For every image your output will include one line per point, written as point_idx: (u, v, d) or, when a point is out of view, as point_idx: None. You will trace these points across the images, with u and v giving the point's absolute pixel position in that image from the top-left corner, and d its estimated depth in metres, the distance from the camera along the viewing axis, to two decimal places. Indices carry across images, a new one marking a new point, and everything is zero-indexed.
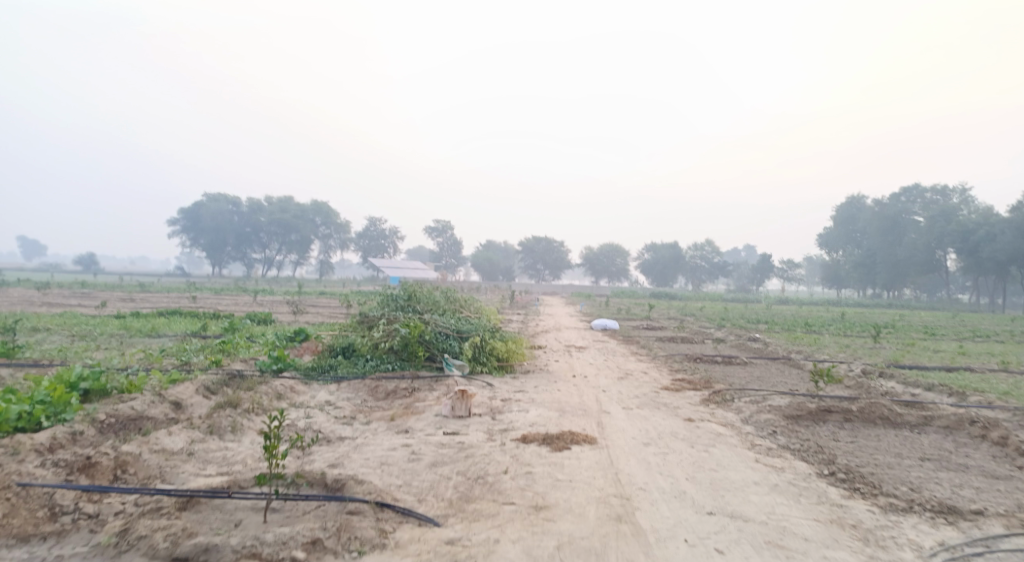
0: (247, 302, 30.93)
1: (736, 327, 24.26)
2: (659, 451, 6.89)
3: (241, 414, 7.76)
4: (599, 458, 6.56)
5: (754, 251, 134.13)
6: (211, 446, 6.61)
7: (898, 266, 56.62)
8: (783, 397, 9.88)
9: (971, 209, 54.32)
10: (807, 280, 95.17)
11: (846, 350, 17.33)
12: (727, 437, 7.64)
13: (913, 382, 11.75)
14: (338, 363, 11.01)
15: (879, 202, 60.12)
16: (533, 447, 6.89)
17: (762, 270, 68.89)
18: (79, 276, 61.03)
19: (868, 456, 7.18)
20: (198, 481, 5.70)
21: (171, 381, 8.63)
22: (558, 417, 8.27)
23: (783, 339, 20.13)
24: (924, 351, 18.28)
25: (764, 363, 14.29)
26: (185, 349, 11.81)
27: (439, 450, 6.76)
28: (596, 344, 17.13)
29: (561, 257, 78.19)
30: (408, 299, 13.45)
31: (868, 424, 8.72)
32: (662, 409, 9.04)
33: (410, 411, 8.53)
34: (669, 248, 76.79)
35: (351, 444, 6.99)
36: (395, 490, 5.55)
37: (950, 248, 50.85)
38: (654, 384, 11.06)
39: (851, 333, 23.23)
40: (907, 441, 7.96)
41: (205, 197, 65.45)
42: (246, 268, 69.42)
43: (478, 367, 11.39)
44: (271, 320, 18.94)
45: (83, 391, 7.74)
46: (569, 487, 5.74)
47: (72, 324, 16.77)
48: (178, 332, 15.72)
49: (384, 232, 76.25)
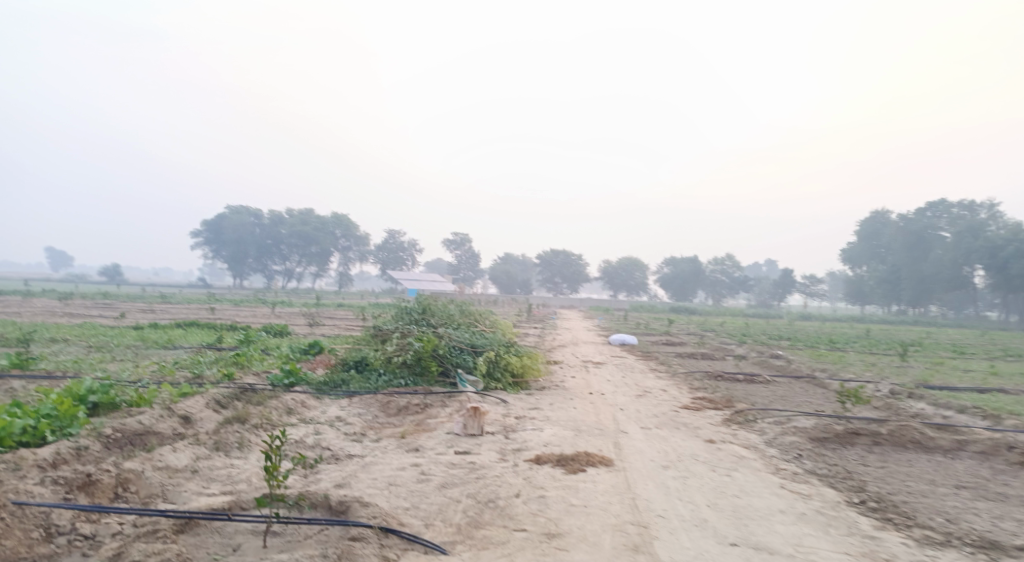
0: (265, 314, 31.07)
1: (757, 343, 23.77)
2: (678, 475, 6.61)
3: (248, 430, 7.63)
4: (615, 482, 6.29)
5: (774, 266, 132.41)
6: (216, 464, 6.45)
7: (924, 282, 55.49)
8: (808, 417, 9.51)
9: (999, 224, 53.11)
10: (830, 295, 93.70)
11: (871, 369, 16.81)
12: (749, 460, 7.32)
13: (943, 404, 11.29)
14: (350, 377, 10.84)
15: (903, 217, 59.03)
16: (546, 469, 6.64)
17: (783, 285, 67.93)
18: (103, 286, 61.87)
19: (899, 483, 6.81)
20: (200, 501, 5.53)
21: (181, 395, 8.52)
22: (573, 437, 8.01)
23: (806, 356, 19.64)
24: (953, 371, 17.70)
25: (787, 382, 13.86)
26: (198, 361, 11.72)
27: (449, 470, 6.54)
28: (614, 360, 16.81)
29: (579, 271, 77.87)
30: (422, 312, 13.27)
31: (898, 449, 8.33)
32: (682, 429, 8.73)
33: (420, 428, 8.32)
34: (689, 262, 76.18)
35: (359, 462, 6.78)
36: (401, 514, 5.34)
37: (978, 264, 49.73)
38: (674, 402, 10.75)
39: (876, 351, 22.59)
40: (941, 467, 7.57)
41: (228, 209, 66.20)
42: (267, 280, 69.91)
43: (493, 383, 11.16)
44: (287, 332, 18.88)
45: (92, 405, 7.66)
46: (584, 513, 5.48)
47: (90, 335, 16.82)
48: (194, 344, 15.69)
49: (402, 245, 76.56)
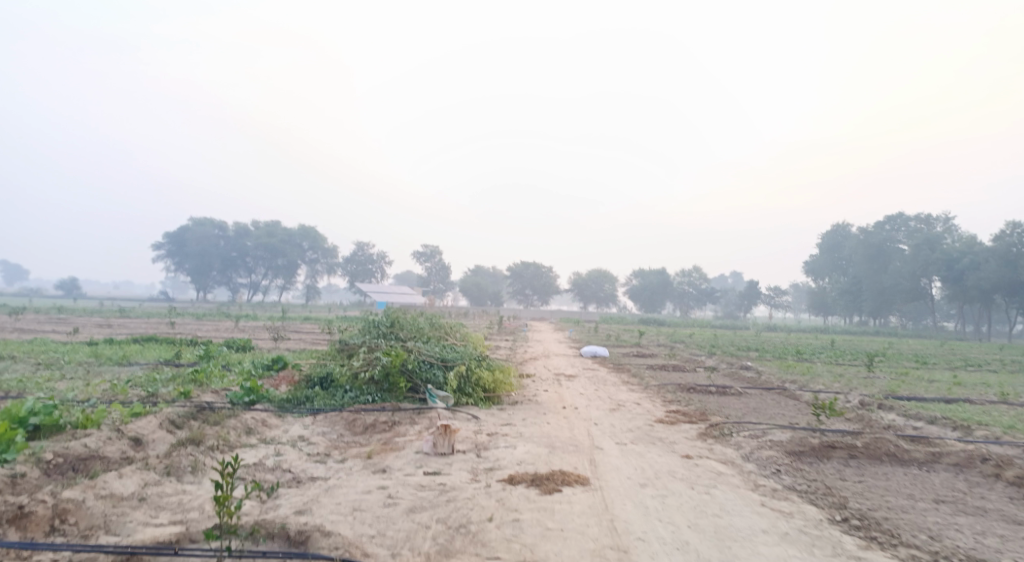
0: (228, 328, 30.18)
1: (726, 355, 23.81)
2: (657, 494, 6.38)
3: (203, 453, 7.18)
4: (593, 502, 6.03)
5: (740, 278, 134.48)
6: (166, 490, 6.00)
7: (884, 293, 56.82)
8: (783, 431, 9.39)
9: (954, 237, 54.79)
10: (794, 306, 95.45)
11: (840, 379, 16.92)
12: (728, 476, 7.14)
13: (914, 415, 11.32)
14: (314, 395, 10.41)
15: (864, 230, 60.54)
16: (520, 489, 6.35)
17: (749, 297, 68.89)
18: (59, 301, 59.65)
19: (879, 498, 6.70)
20: (147, 533, 5.10)
21: (133, 415, 8.01)
22: (548, 454, 7.73)
23: (776, 368, 19.70)
24: (919, 381, 17.93)
25: (760, 394, 13.80)
26: (154, 379, 11.14)
27: (418, 493, 6.20)
28: (586, 373, 16.58)
29: (549, 283, 77.91)
30: (390, 326, 12.89)
31: (874, 462, 8.26)
32: (658, 444, 8.52)
33: (388, 447, 7.95)
34: (657, 274, 76.81)
35: (322, 486, 6.40)
36: (366, 543, 4.99)
37: (935, 276, 51.09)
38: (648, 416, 10.53)
39: (843, 361, 22.81)
40: (918, 480, 7.50)
41: (191, 221, 64.68)
42: (231, 293, 68.32)
43: (463, 398, 10.84)
44: (250, 346, 18.28)
45: (32, 427, 7.10)
46: (560, 537, 5.21)
47: (39, 352, 15.99)
48: (151, 361, 15.00)
49: (371, 257, 75.59)
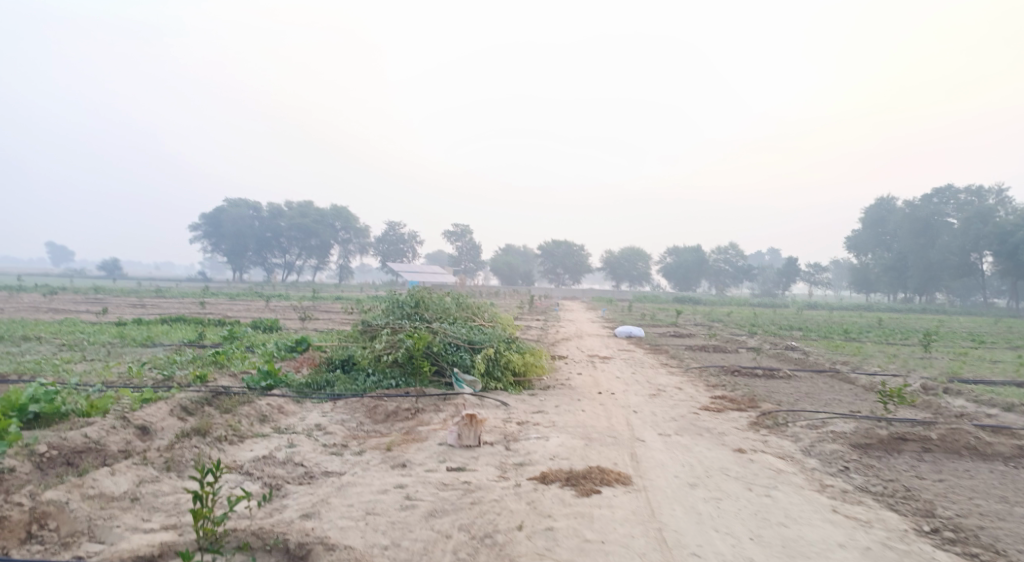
0: (259, 308, 30.06)
1: (769, 335, 22.58)
2: (710, 496, 5.60)
3: (209, 444, 6.62)
4: (637, 507, 5.29)
5: (778, 255, 130.66)
6: (162, 489, 5.43)
7: (932, 269, 54.29)
8: (845, 421, 8.43)
9: (1009, 210, 51.77)
10: (835, 284, 93.07)
11: (895, 361, 15.80)
12: (789, 476, 6.29)
13: (987, 401, 10.24)
14: (335, 379, 9.87)
15: (909, 203, 57.75)
16: (555, 489, 5.64)
17: (788, 274, 66.70)
18: (99, 281, 60.60)
19: (968, 501, 5.82)
20: (131, 542, 4.52)
21: (143, 401, 7.51)
22: (585, 447, 7.00)
23: (824, 348, 18.48)
24: (980, 362, 16.64)
25: (810, 377, 12.82)
26: (173, 361, 10.71)
27: (439, 494, 5.54)
28: (622, 355, 15.78)
29: (581, 261, 76.83)
30: (415, 306, 12.23)
31: (953, 457, 7.32)
32: (706, 436, 7.71)
33: (409, 439, 7.31)
34: (692, 252, 74.93)
35: (335, 484, 5.77)
36: (377, 558, 4.36)
37: (987, 251, 48.47)
38: (692, 403, 9.70)
39: (895, 341, 21.40)
40: (1007, 480, 6.55)
41: (226, 202, 65.12)
42: (266, 273, 68.82)
43: (492, 383, 10.19)
44: (277, 326, 17.90)
45: (33, 415, 6.62)
46: (602, 553, 4.49)
47: (66, 332, 15.83)
48: (174, 342, 14.62)
49: (403, 236, 75.57)
